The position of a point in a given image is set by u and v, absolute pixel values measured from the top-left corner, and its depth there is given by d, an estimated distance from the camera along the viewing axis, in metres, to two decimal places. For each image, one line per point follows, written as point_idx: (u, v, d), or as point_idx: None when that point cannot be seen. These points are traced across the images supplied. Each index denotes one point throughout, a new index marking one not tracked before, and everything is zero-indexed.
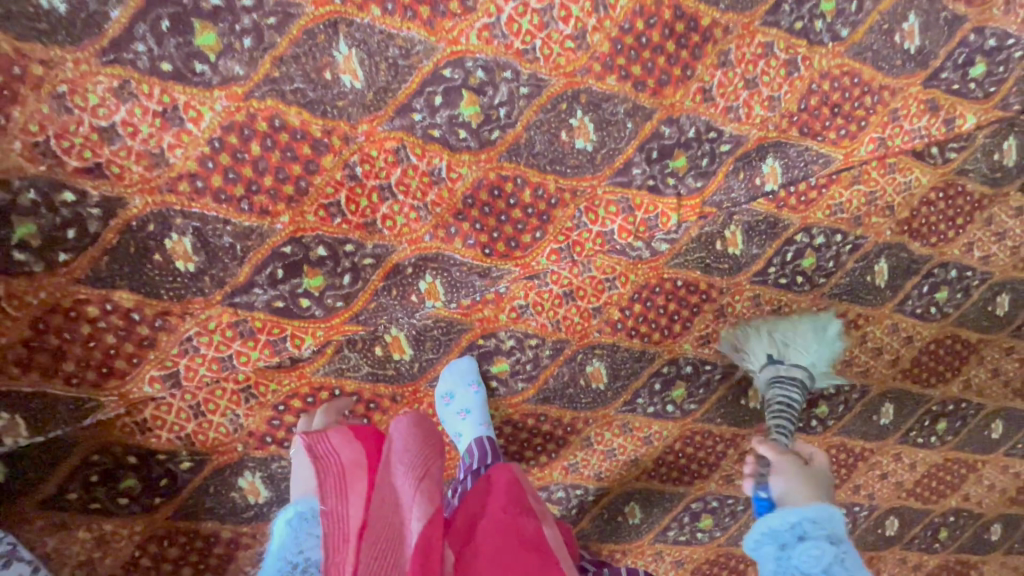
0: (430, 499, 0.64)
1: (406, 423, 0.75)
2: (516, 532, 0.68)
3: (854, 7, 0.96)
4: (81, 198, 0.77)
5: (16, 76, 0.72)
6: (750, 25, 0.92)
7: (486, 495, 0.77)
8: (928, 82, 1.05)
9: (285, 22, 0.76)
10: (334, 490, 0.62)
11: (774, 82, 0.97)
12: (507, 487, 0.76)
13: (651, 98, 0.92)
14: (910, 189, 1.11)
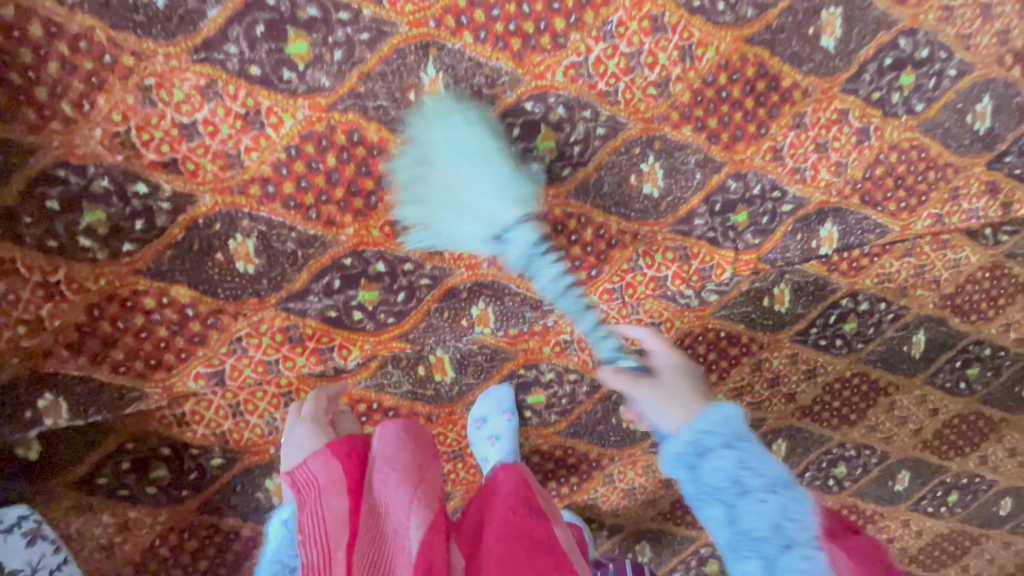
0: (428, 507, 0.72)
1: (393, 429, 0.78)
2: (522, 536, 0.72)
3: (932, 84, 0.97)
4: (154, 191, 0.77)
5: (105, 64, 0.71)
6: (830, 91, 0.93)
7: (491, 496, 0.82)
8: (992, 164, 1.05)
9: (377, 39, 0.77)
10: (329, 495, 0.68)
11: (844, 148, 0.97)
12: (513, 490, 0.81)
13: (722, 152, 0.92)
14: (958, 266, 1.12)
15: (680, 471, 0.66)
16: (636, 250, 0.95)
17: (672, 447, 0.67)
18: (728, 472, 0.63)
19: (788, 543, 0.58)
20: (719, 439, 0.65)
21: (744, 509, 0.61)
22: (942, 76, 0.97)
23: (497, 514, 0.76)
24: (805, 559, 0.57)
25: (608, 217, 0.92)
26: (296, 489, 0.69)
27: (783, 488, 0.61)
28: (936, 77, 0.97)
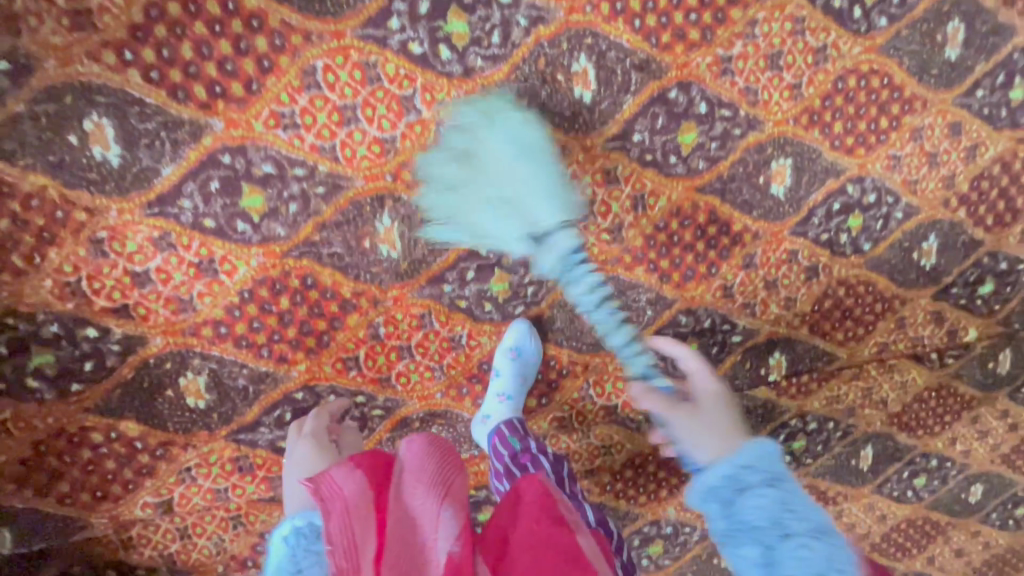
0: (456, 518, 0.64)
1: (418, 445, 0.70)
2: (546, 544, 0.62)
3: (879, 225, 1.00)
4: (103, 334, 0.78)
5: (58, 219, 0.72)
6: (779, 234, 0.96)
7: (515, 506, 0.69)
8: (938, 295, 1.09)
9: (333, 192, 0.79)
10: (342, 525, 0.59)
11: (792, 284, 1.00)
12: (539, 500, 0.68)
13: (673, 290, 0.95)
14: (904, 387, 1.15)
15: (714, 505, 0.66)
16: (587, 380, 0.98)
17: (708, 480, 0.67)
18: (768, 512, 0.62)
19: (788, 533, 0.61)
20: (758, 476, 0.65)
21: (780, 557, 0.60)
22: (889, 218, 1.01)
23: (529, 513, 0.66)
24: (806, 547, 0.59)
25: (560, 349, 0.95)
26: (321, 497, 0.61)
27: (827, 537, 0.61)
28: (883, 219, 1.00)
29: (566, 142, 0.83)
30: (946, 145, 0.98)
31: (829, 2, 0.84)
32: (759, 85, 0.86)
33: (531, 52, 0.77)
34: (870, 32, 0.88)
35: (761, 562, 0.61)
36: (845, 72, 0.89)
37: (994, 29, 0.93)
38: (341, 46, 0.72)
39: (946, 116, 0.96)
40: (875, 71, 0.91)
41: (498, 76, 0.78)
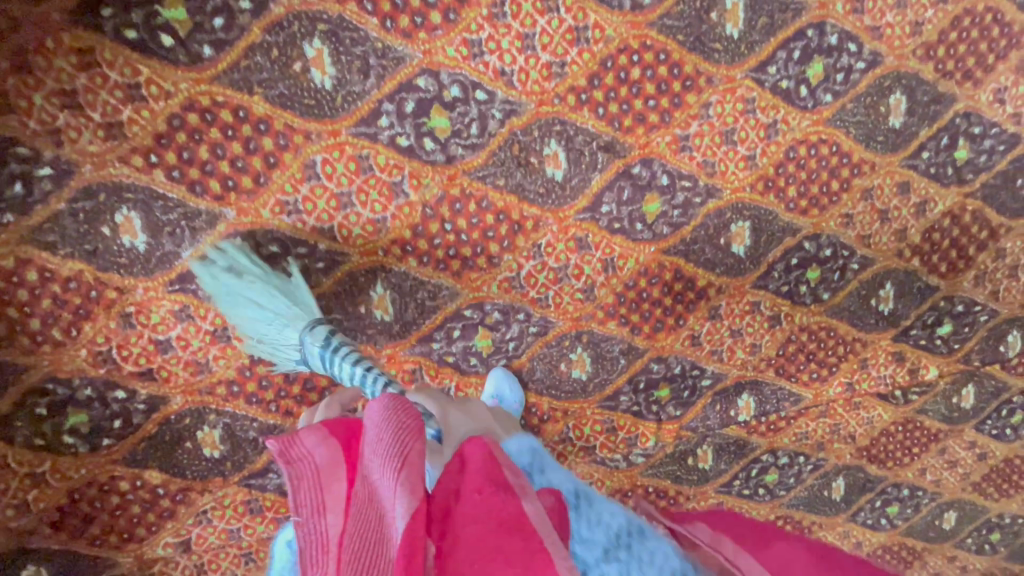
0: (414, 493, 0.46)
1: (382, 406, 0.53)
2: (488, 525, 0.45)
3: (837, 276, 1.09)
4: (131, 395, 0.88)
5: (92, 297, 0.83)
6: (741, 287, 1.05)
7: (458, 474, 0.52)
8: (897, 336, 1.16)
9: (332, 266, 0.89)
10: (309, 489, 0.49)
11: (756, 331, 1.08)
12: (484, 463, 0.52)
13: (644, 340, 1.04)
14: (871, 423, 1.22)
15: (532, 491, 0.59)
16: (567, 424, 1.06)
17: (528, 476, 0.61)
18: (609, 527, 0.53)
19: (575, 512, 0.54)
20: (571, 493, 0.58)
21: (578, 530, 0.53)
22: (846, 269, 1.09)
23: (469, 482, 0.50)
24: (655, 553, 0.52)
25: (541, 397, 1.03)
26: (287, 461, 0.49)
27: (629, 535, 0.53)
28: (840, 271, 1.08)
29: (541, 216, 0.92)
30: (896, 201, 1.07)
31: (777, 83, 0.94)
32: (716, 158, 0.95)
33: (506, 140, 0.87)
34: (817, 107, 0.97)
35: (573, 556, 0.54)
36: (795, 142, 0.98)
37: (937, 98, 1.02)
38: (337, 142, 0.83)
39: (894, 176, 1.05)
40: (824, 141, 0.99)
41: (478, 161, 0.88)
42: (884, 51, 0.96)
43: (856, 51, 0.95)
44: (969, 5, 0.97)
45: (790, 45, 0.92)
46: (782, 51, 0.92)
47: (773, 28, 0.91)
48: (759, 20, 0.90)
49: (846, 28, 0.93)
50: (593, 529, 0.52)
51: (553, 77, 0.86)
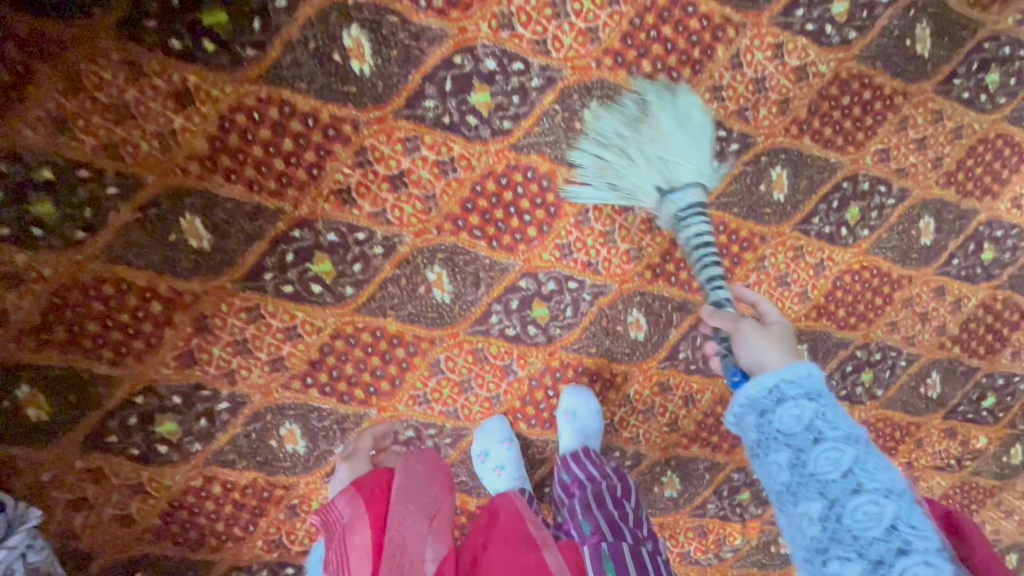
0: (441, 542, 0.66)
1: (411, 464, 0.74)
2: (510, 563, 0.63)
3: (888, 374, 1.21)
4: (298, 568, 1.03)
5: (264, 496, 0.97)
6: None
7: (490, 527, 0.70)
8: (947, 414, 1.28)
9: (457, 439, 1.03)
10: (340, 537, 0.63)
11: None
12: (508, 520, 0.69)
13: (725, 455, 1.17)
14: (931, 490, 1.34)
15: (750, 416, 0.69)
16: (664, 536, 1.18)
17: (747, 394, 0.69)
18: (803, 419, 0.64)
19: (857, 488, 0.58)
20: (800, 389, 0.66)
21: (784, 414, 0.65)
22: (895, 366, 1.21)
23: (497, 534, 0.68)
24: (875, 504, 0.57)
25: None
26: (325, 527, 0.65)
27: (901, 499, 0.58)
28: (890, 369, 1.21)
29: (629, 369, 1.06)
30: (933, 304, 1.19)
31: (821, 229, 1.07)
32: (773, 299, 1.09)
33: (595, 315, 1.01)
34: (857, 242, 1.10)
35: (822, 515, 0.59)
36: (841, 272, 1.11)
37: (961, 213, 1.14)
38: (457, 341, 0.97)
39: (929, 283, 1.18)
40: (866, 266, 1.12)
41: (572, 337, 1.01)
42: (911, 186, 1.09)
43: (887, 190, 1.08)
44: (983, 135, 1.10)
45: (829, 197, 1.05)
46: (823, 203, 1.05)
47: (814, 187, 1.04)
48: (802, 183, 1.03)
49: (876, 174, 1.06)
50: (855, 458, 0.60)
51: (631, 259, 0.99)
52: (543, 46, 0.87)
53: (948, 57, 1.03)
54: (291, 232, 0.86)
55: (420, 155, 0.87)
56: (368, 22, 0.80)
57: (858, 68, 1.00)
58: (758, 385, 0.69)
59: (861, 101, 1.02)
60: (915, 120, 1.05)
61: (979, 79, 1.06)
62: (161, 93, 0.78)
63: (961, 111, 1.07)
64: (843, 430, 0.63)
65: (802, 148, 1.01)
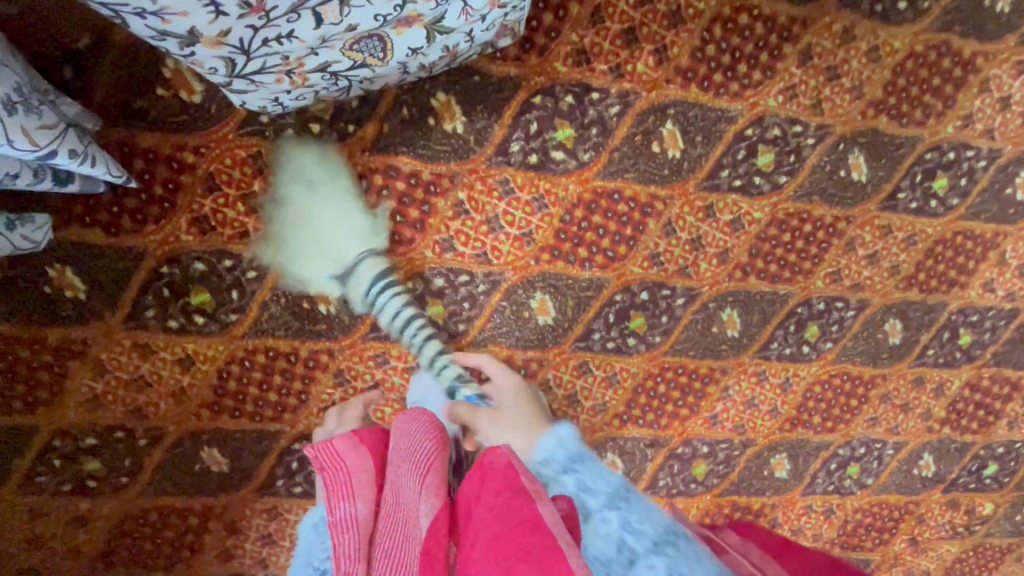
0: (435, 495, 0.63)
1: (409, 418, 0.75)
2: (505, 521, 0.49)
3: (876, 463, 1.24)
4: None
5: None
6: (792, 497, 1.23)
7: (480, 484, 0.57)
8: (946, 488, 1.30)
9: None
10: (340, 493, 0.71)
11: (814, 524, 1.26)
12: (498, 475, 0.56)
13: None
14: (942, 557, 1.36)
15: (591, 501, 0.58)
16: None
17: (540, 453, 0.70)
18: (611, 536, 0.52)
19: (652, 544, 0.50)
20: (602, 498, 0.58)
21: (592, 527, 0.54)
22: (882, 455, 1.24)
23: (487, 490, 0.56)
24: (642, 570, 0.48)
25: None
26: (318, 464, 0.73)
27: (672, 547, 0.50)
28: (877, 459, 1.24)
29: None
30: (913, 393, 1.21)
31: (781, 351, 1.11)
32: (744, 421, 1.14)
33: None
34: (820, 355, 1.14)
35: (607, 550, 0.51)
36: (809, 384, 1.15)
37: (929, 308, 1.15)
38: None
39: (906, 375, 1.20)
40: (835, 374, 1.16)
41: None
42: (869, 296, 1.12)
43: (845, 304, 1.11)
44: (939, 236, 1.11)
45: (784, 323, 1.10)
46: (779, 329, 1.10)
47: (767, 317, 1.09)
48: (754, 317, 1.08)
49: (830, 294, 1.10)
50: (621, 523, 0.53)
51: (598, 412, 1.08)
52: (484, 257, 0.96)
53: (889, 176, 1.05)
54: (293, 445, 1.01)
55: (391, 364, 0.99)
56: (327, 272, 0.92)
57: (794, 206, 1.03)
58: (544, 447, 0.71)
59: (802, 234, 1.05)
60: (862, 238, 1.08)
61: (925, 187, 1.07)
62: (168, 362, 0.92)
63: (911, 220, 1.08)
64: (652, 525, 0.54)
65: (748, 287, 1.06)
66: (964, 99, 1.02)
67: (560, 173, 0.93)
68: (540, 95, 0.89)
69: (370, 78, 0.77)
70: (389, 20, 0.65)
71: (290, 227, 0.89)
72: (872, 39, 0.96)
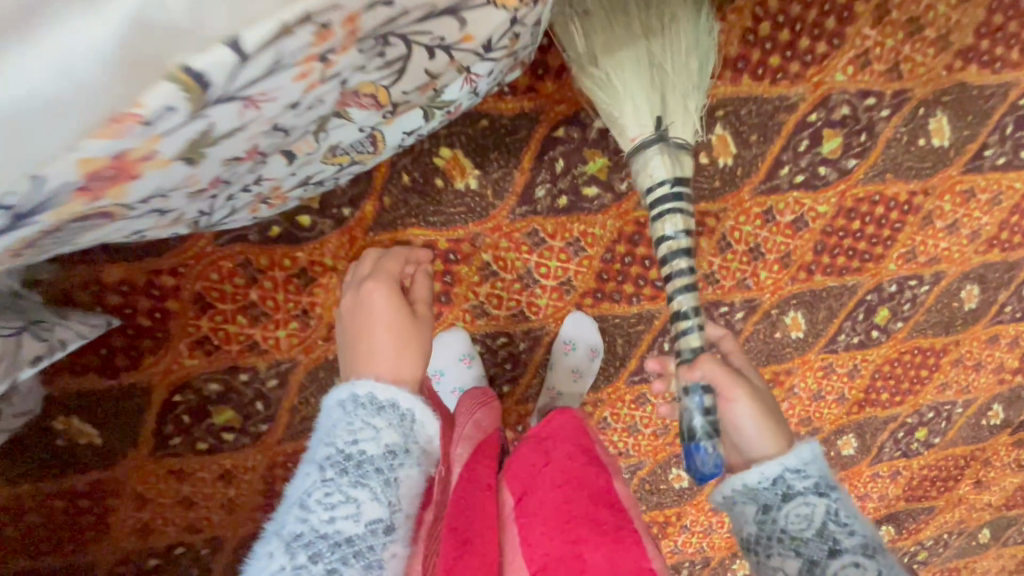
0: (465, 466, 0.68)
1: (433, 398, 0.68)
2: (580, 485, 0.65)
3: (944, 422, 1.20)
4: None
5: None
6: (859, 469, 1.20)
7: (546, 449, 0.70)
8: (1013, 430, 1.27)
9: None
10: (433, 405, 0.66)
11: (879, 486, 1.25)
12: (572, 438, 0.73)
13: None
14: (1004, 489, 1.36)
15: (752, 508, 0.65)
16: None
17: (744, 481, 0.65)
18: (815, 522, 0.61)
19: (837, 549, 0.59)
20: (777, 489, 0.64)
21: (790, 516, 0.62)
22: (951, 415, 1.19)
23: (550, 472, 0.67)
24: (857, 567, 0.57)
25: None
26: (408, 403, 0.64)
27: (831, 491, 0.64)
28: (946, 419, 1.20)
29: (682, 508, 1.14)
30: (987, 352, 1.13)
31: (849, 341, 1.03)
32: (809, 413, 1.09)
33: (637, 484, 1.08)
34: (890, 336, 1.05)
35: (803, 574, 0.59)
36: (878, 366, 1.08)
37: (1010, 266, 1.04)
38: None
39: (979, 336, 1.11)
40: (905, 351, 1.08)
41: None
42: (946, 267, 1.00)
43: (918, 281, 1.00)
44: None
45: (853, 313, 1.00)
46: (847, 321, 1.00)
47: (834, 312, 0.98)
48: (820, 314, 0.98)
49: (903, 274, 0.98)
50: (826, 512, 0.62)
51: (659, 435, 1.02)
52: (521, 314, 0.85)
53: (976, 134, 0.88)
54: None
55: None
56: None
57: (865, 190, 0.89)
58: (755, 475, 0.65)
59: (874, 218, 0.91)
60: (941, 209, 0.94)
61: (1016, 139, 0.90)
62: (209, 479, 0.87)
63: (996, 178, 0.93)
64: (858, 522, 0.62)
65: (813, 287, 0.95)
66: None
67: (596, 211, 0.80)
68: (563, 127, 0.73)
69: (361, 166, 0.62)
70: (382, 120, 0.50)
71: (302, 329, 0.79)
72: None
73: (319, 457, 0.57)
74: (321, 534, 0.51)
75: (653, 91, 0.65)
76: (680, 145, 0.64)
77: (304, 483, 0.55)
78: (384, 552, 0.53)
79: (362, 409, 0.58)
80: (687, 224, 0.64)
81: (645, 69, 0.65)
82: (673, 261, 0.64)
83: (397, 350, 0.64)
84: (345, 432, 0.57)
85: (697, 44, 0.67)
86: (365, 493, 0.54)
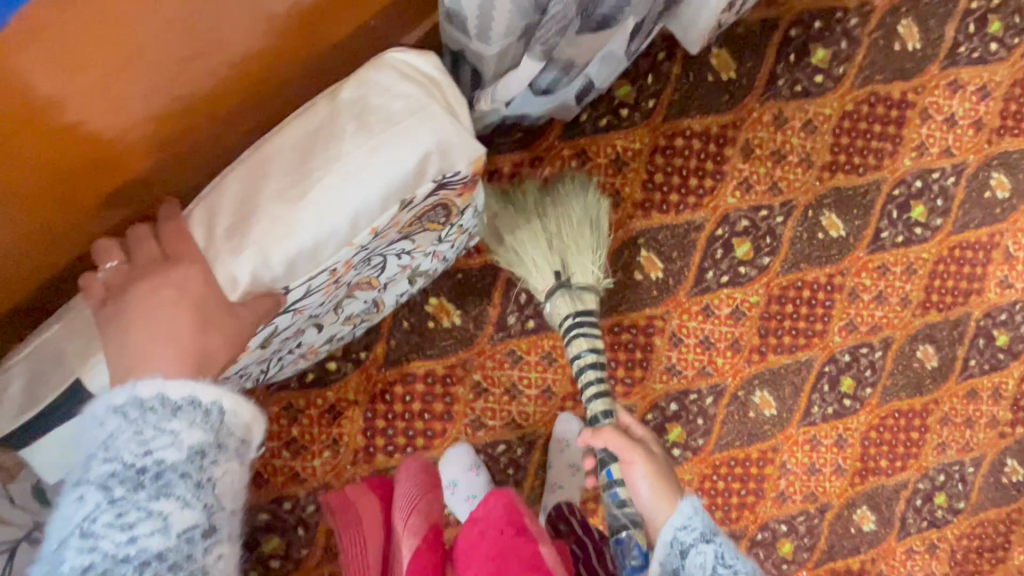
0: (414, 535, 0.69)
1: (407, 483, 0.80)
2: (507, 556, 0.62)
3: (960, 486, 1.20)
4: None
5: None
6: (889, 545, 1.19)
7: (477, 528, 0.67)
8: None
9: None
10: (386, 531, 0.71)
11: (922, 565, 1.21)
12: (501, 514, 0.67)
13: None
14: None
15: None
16: None
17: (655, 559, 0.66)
18: (707, 569, 0.62)
19: None
20: (675, 550, 0.65)
21: (690, 565, 0.63)
22: (965, 475, 1.20)
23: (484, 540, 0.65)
24: None
25: None
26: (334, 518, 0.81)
27: (716, 537, 0.65)
28: (961, 481, 1.20)
29: None
30: (972, 407, 1.19)
31: (824, 412, 1.12)
32: (812, 488, 1.13)
33: None
34: (864, 402, 1.13)
35: None
36: (864, 433, 1.14)
37: (954, 323, 1.15)
38: None
39: (957, 392, 1.18)
40: (886, 416, 1.15)
41: None
42: (890, 332, 1.13)
43: (869, 348, 1.12)
44: (936, 257, 1.12)
45: (817, 385, 1.11)
46: (814, 393, 1.11)
47: (798, 386, 1.10)
48: (785, 390, 1.09)
49: (852, 344, 1.11)
50: (716, 556, 0.63)
51: None
52: (513, 423, 1.01)
53: (866, 222, 1.08)
54: None
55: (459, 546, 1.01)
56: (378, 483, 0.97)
57: (786, 279, 1.06)
58: (661, 543, 0.67)
59: (803, 300, 1.08)
60: (862, 284, 1.10)
61: (905, 220, 1.09)
62: None
63: (902, 252, 1.10)
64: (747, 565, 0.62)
65: (769, 365, 1.08)
66: (911, 132, 1.07)
67: None
68: None
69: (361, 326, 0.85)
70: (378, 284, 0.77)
71: (333, 456, 0.96)
72: (803, 115, 1.02)
73: (99, 477, 0.47)
74: (119, 557, 0.44)
75: (549, 264, 0.83)
76: (580, 289, 0.82)
77: (83, 509, 0.46)
78: (208, 557, 0.47)
79: (152, 414, 0.48)
80: (594, 346, 0.80)
81: (540, 238, 0.83)
82: (576, 345, 0.79)
83: (182, 348, 0.53)
84: (134, 443, 0.47)
85: (583, 213, 0.86)
86: (170, 501, 0.46)
